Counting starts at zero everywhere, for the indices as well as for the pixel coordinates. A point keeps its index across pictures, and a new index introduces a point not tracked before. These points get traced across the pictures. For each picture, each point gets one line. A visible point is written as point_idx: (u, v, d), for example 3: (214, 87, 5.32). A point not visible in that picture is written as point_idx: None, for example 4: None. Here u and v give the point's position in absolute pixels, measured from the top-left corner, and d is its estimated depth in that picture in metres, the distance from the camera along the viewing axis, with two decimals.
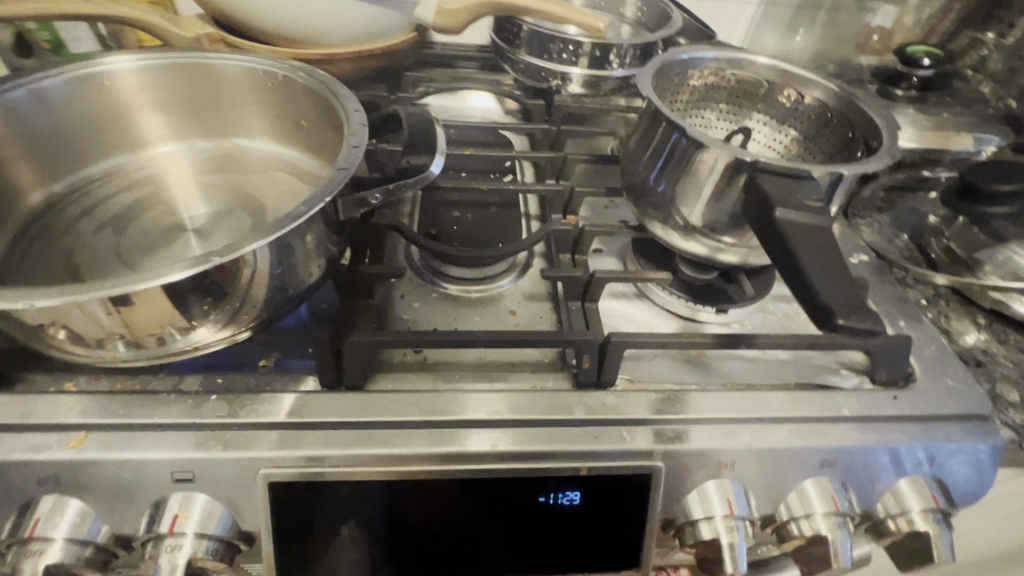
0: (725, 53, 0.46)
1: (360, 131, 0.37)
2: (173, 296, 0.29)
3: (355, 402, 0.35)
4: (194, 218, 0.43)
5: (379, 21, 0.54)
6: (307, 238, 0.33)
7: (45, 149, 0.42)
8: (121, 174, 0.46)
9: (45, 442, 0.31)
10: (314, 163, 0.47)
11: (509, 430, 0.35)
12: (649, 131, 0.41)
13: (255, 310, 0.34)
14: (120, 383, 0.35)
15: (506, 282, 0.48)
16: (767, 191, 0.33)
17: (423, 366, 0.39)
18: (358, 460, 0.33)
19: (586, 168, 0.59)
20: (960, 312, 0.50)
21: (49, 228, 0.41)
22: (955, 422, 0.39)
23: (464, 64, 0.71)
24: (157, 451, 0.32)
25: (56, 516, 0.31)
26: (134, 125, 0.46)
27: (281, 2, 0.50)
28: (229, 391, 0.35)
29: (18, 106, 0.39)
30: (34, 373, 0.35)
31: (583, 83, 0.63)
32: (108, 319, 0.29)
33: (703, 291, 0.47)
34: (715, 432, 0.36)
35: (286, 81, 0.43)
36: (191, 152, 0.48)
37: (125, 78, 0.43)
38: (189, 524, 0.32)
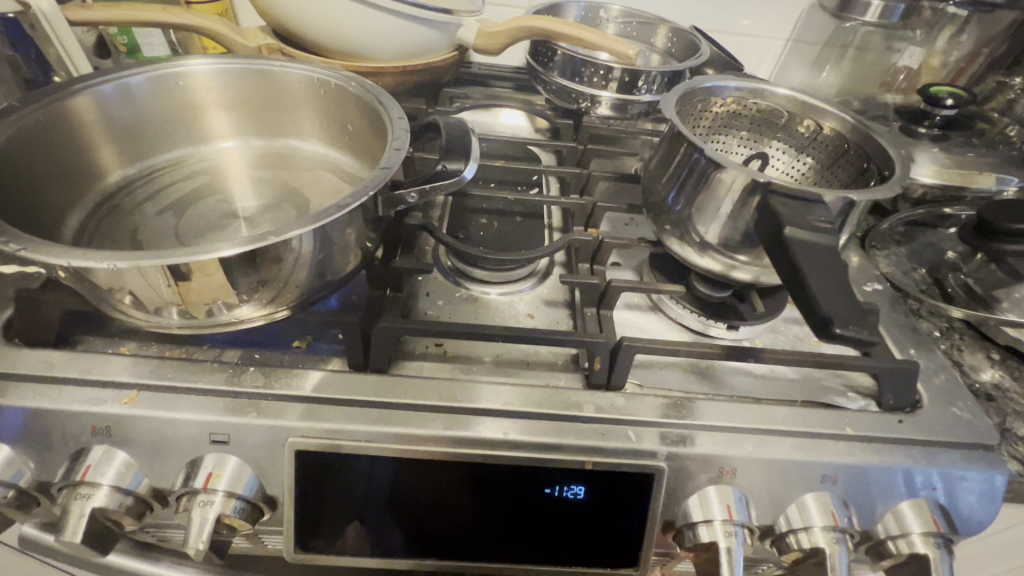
0: (747, 83, 0.48)
1: (403, 136, 0.40)
2: (227, 271, 0.32)
3: (377, 384, 0.38)
4: (245, 208, 0.47)
5: (424, 40, 0.58)
6: (348, 229, 0.36)
7: (123, 138, 0.47)
8: (184, 164, 0.51)
9: (101, 396, 0.35)
10: (357, 165, 0.50)
11: (520, 421, 0.37)
12: (670, 151, 0.44)
13: (295, 291, 0.37)
14: (169, 350, 0.39)
15: (526, 287, 0.50)
16: (778, 210, 0.35)
17: (444, 358, 0.42)
18: (377, 436, 0.36)
19: (609, 187, 0.62)
20: (974, 346, 0.50)
21: (119, 208, 0.45)
22: (959, 449, 0.39)
23: (500, 84, 0.75)
24: (198, 414, 0.35)
25: (104, 464, 0.34)
26: (202, 122, 0.50)
27: (335, 17, 0.54)
28: (265, 364, 0.39)
29: (105, 98, 0.43)
30: (93, 337, 0.39)
31: (611, 106, 0.66)
32: (167, 289, 0.32)
33: (715, 307, 0.48)
34: (719, 439, 0.38)
35: (339, 88, 0.47)
36: (249, 149, 0.53)
37: (199, 79, 0.47)
38: (221, 483, 0.34)
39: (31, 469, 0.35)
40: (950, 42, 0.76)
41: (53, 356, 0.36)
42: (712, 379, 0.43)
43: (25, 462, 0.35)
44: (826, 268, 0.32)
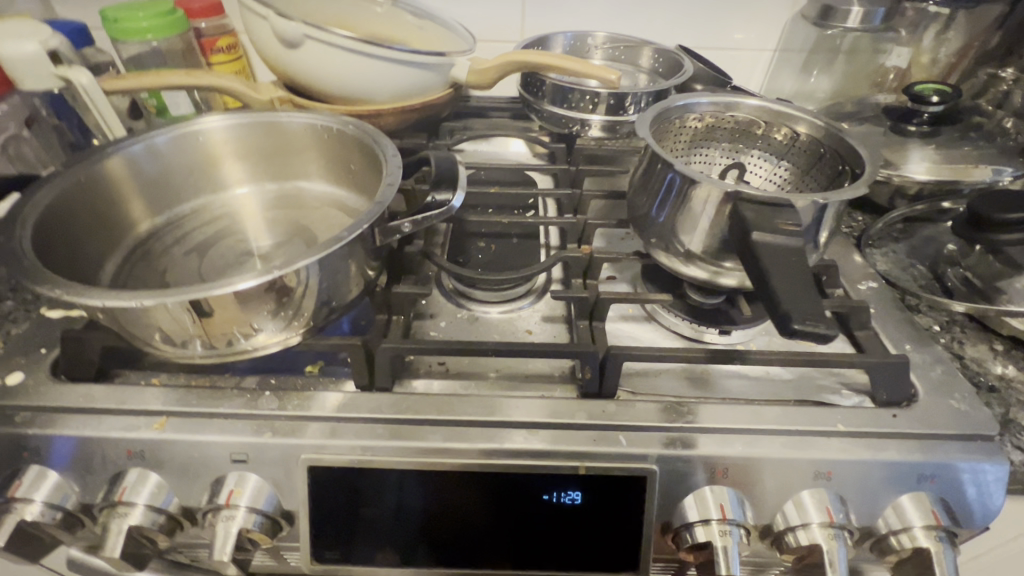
0: (721, 97, 0.50)
1: (395, 172, 0.44)
2: (241, 302, 0.36)
3: (382, 401, 0.41)
4: (260, 246, 0.51)
5: (420, 82, 0.63)
6: (349, 260, 0.40)
7: (151, 191, 0.51)
8: (206, 211, 0.55)
9: (134, 423, 0.38)
10: (359, 200, 0.54)
11: (519, 432, 0.39)
12: (649, 168, 0.46)
13: (305, 318, 0.40)
14: (195, 380, 0.42)
15: (526, 304, 0.53)
16: (747, 217, 0.36)
17: (447, 375, 0.45)
18: (385, 450, 0.38)
19: (603, 204, 0.64)
20: (976, 339, 0.50)
21: (149, 253, 0.50)
22: (957, 441, 0.39)
23: (497, 114, 0.80)
24: (220, 437, 0.38)
25: (139, 485, 0.38)
26: (220, 172, 0.55)
27: (336, 67, 0.59)
28: (280, 388, 0.42)
29: (134, 157, 0.48)
30: (128, 370, 0.43)
31: (602, 127, 0.69)
32: (192, 324, 0.36)
33: (707, 313, 0.50)
34: (712, 441, 0.39)
35: (338, 132, 0.51)
36: (263, 193, 0.57)
37: (216, 134, 0.52)
38: (242, 499, 0.38)
39: (75, 492, 0.39)
40: (937, 40, 0.77)
41: (94, 390, 0.40)
42: (706, 383, 0.45)
43: (71, 486, 0.39)
44: (791, 269, 0.33)
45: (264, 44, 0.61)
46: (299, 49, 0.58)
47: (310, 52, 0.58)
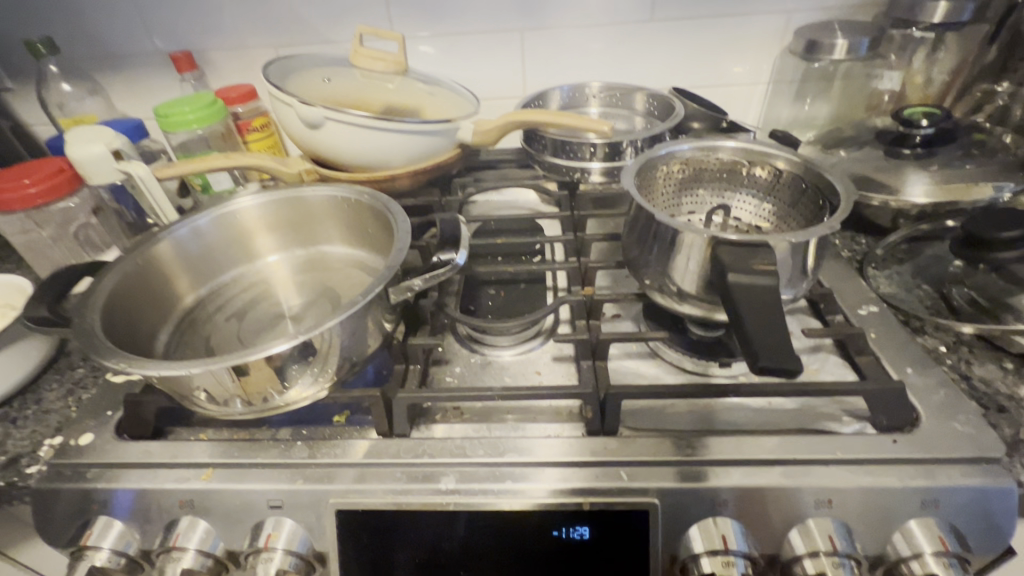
0: (702, 142, 0.54)
1: (404, 236, 0.49)
2: (274, 364, 0.41)
3: (402, 447, 0.44)
4: (291, 308, 0.57)
5: (430, 146, 0.69)
6: (366, 319, 0.44)
7: (196, 267, 0.58)
8: (244, 279, 0.62)
9: (184, 476, 0.43)
10: (376, 258, 0.60)
11: (529, 472, 0.42)
12: (637, 214, 0.49)
13: (330, 373, 0.45)
14: (236, 433, 0.47)
15: (537, 344, 0.56)
16: (723, 259, 0.39)
17: (461, 417, 0.48)
18: (403, 493, 0.42)
19: (606, 245, 0.68)
20: (986, 357, 0.49)
21: (195, 322, 0.56)
22: (960, 464, 0.39)
23: (506, 165, 0.86)
24: (259, 486, 0.42)
25: (190, 531, 0.42)
26: (254, 244, 0.62)
27: (354, 141, 0.66)
28: (311, 438, 0.46)
29: (181, 238, 0.55)
30: (180, 427, 0.49)
31: (602, 173, 0.74)
32: (232, 384, 0.41)
33: (708, 346, 0.52)
34: (710, 473, 0.40)
35: (354, 201, 0.57)
36: (292, 259, 0.63)
37: (249, 212, 0.59)
38: (279, 542, 0.42)
39: (137, 539, 0.44)
40: (928, 61, 0.79)
41: (151, 446, 0.45)
42: (710, 417, 0.47)
43: (132, 534, 0.44)
44: (764, 309, 0.36)
45: (291, 126, 0.68)
46: (321, 129, 0.66)
47: (330, 130, 0.65)
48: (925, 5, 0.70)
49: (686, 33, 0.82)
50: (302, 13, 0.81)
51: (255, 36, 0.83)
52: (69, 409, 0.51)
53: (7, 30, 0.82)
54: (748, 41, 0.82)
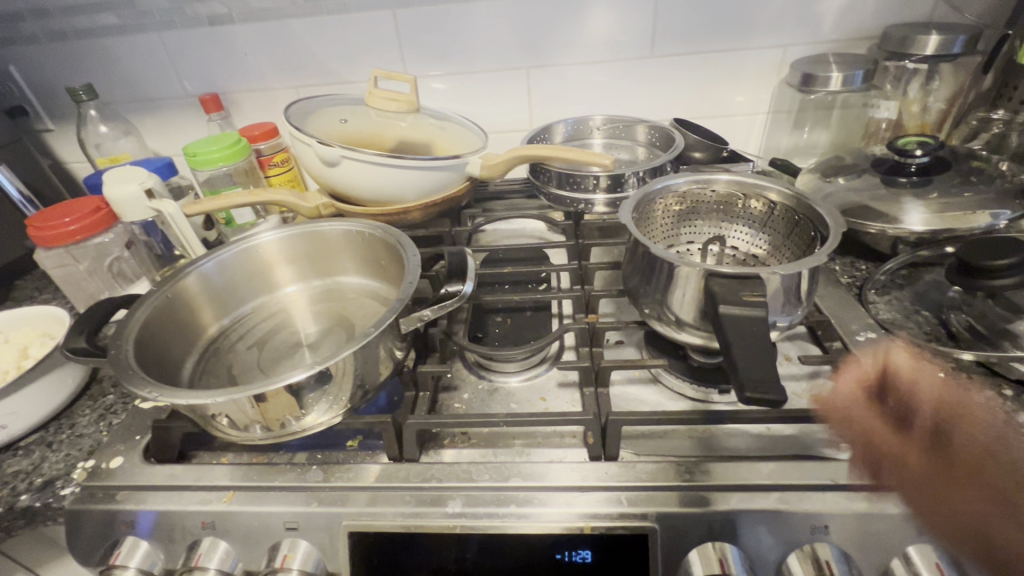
0: (698, 176, 0.56)
1: (414, 269, 0.52)
2: (291, 392, 0.43)
3: (411, 471, 0.46)
4: (308, 335, 0.60)
5: (440, 181, 0.73)
6: (379, 348, 0.47)
7: (221, 297, 0.62)
8: (264, 308, 0.65)
9: (207, 498, 0.46)
10: (389, 289, 0.63)
11: (534, 496, 0.44)
12: (635, 247, 0.52)
13: (344, 399, 0.47)
14: (255, 457, 0.50)
15: (542, 371, 0.58)
16: (715, 290, 0.41)
17: (468, 442, 0.50)
18: (412, 517, 0.44)
19: (610, 274, 0.70)
20: (984, 384, 0.50)
21: (219, 350, 0.59)
22: (956, 491, 0.40)
23: (513, 195, 0.89)
24: (275, 508, 0.45)
25: (211, 552, 0.44)
26: (274, 276, 0.66)
27: (368, 178, 0.70)
28: (326, 462, 0.48)
29: (207, 272, 0.59)
30: (203, 451, 0.51)
31: (606, 204, 0.77)
32: (252, 410, 0.43)
33: (708, 373, 0.54)
34: (708, 498, 0.42)
35: (368, 235, 0.61)
36: (310, 289, 0.67)
37: (270, 245, 0.63)
38: (295, 563, 0.43)
39: (161, 558, 0.46)
40: (923, 91, 0.81)
41: (176, 469, 0.48)
42: (708, 443, 0.48)
43: (157, 554, 0.46)
44: (752, 339, 0.38)
45: (310, 164, 0.73)
46: (337, 167, 0.70)
47: (345, 167, 0.69)
48: (916, 39, 0.73)
49: (685, 68, 0.86)
50: (321, 57, 0.86)
51: (277, 79, 0.88)
52: (100, 433, 0.54)
53: (52, 77, 0.88)
54: (745, 74, 0.86)
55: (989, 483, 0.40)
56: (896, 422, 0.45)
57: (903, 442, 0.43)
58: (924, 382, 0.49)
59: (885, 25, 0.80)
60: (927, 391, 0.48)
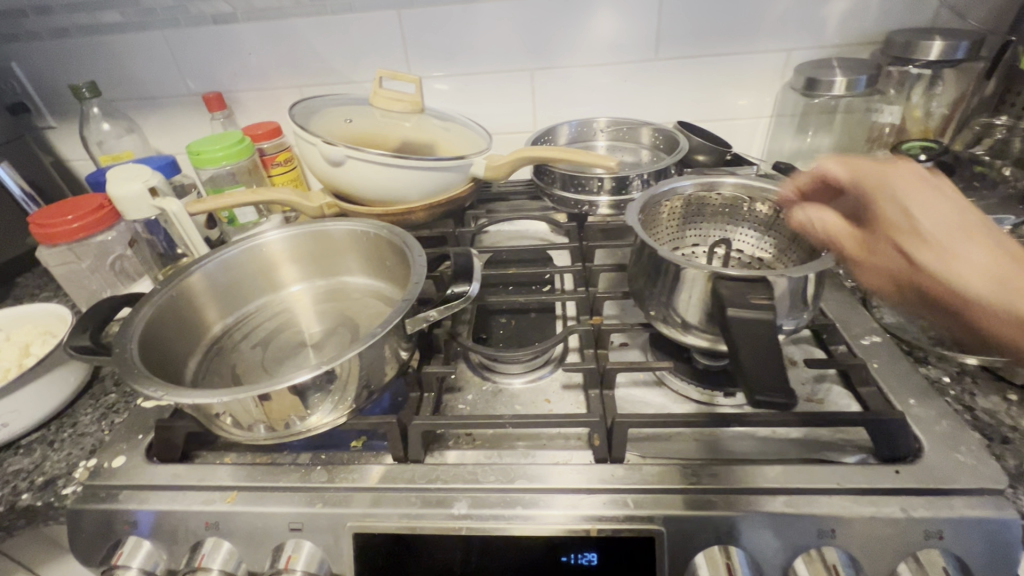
0: (704, 179, 0.56)
1: (420, 270, 0.52)
2: (296, 392, 0.43)
3: (416, 472, 0.46)
4: (312, 335, 0.60)
5: (445, 181, 0.73)
6: (384, 348, 0.47)
7: (225, 296, 0.61)
8: (268, 307, 0.65)
9: (211, 498, 0.46)
10: (394, 290, 0.63)
11: (540, 498, 0.44)
12: (641, 250, 0.51)
13: (350, 400, 0.47)
14: (259, 457, 0.49)
15: (546, 372, 0.58)
16: (723, 293, 0.41)
17: (473, 443, 0.50)
18: (417, 518, 0.43)
19: (614, 276, 0.70)
20: (989, 389, 0.50)
21: (222, 349, 0.58)
22: (963, 496, 0.40)
23: (517, 197, 0.89)
24: (280, 509, 0.44)
25: (214, 552, 0.44)
26: (279, 275, 0.65)
27: (373, 178, 0.70)
28: (330, 463, 0.48)
29: (211, 270, 0.59)
30: (206, 451, 0.51)
31: (610, 206, 0.77)
32: (256, 409, 0.43)
33: (713, 376, 0.54)
34: (715, 502, 0.42)
35: (373, 235, 0.61)
36: (314, 289, 0.67)
37: (275, 244, 0.63)
38: (299, 564, 0.43)
39: (164, 559, 0.46)
40: (927, 96, 0.81)
41: (179, 469, 0.48)
42: (714, 446, 0.48)
43: (160, 554, 0.46)
44: (761, 342, 0.38)
45: (314, 164, 0.72)
46: (342, 166, 0.69)
47: (350, 167, 0.69)
48: (919, 44, 0.73)
49: (688, 72, 0.86)
50: (325, 57, 0.86)
51: (281, 78, 0.88)
52: (102, 433, 0.54)
53: (54, 74, 0.88)
54: (748, 77, 0.86)
55: (953, 198, 0.37)
56: (912, 278, 0.38)
57: (950, 286, 0.36)
58: (947, 214, 0.37)
59: (889, 31, 0.80)
60: (936, 224, 0.36)
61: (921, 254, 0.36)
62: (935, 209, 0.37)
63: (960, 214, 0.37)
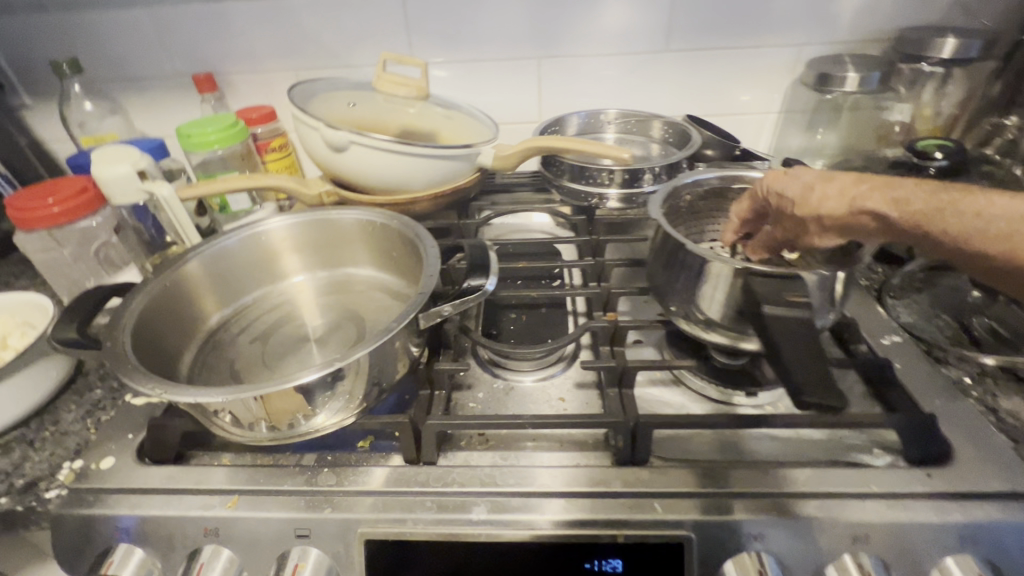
0: (727, 172, 0.56)
1: (435, 262, 0.49)
2: (303, 390, 0.40)
3: (430, 475, 0.44)
4: (316, 330, 0.57)
5: (452, 171, 0.70)
6: (396, 345, 0.44)
7: (223, 287, 0.58)
8: (268, 299, 0.62)
9: (209, 503, 0.43)
10: (402, 283, 0.60)
11: (562, 502, 0.42)
12: (663, 246, 0.49)
13: (359, 399, 0.44)
14: (260, 458, 0.47)
15: (558, 370, 0.56)
16: (757, 291, 0.40)
17: (486, 445, 0.48)
18: (432, 523, 0.41)
19: (625, 272, 0.69)
20: (1010, 390, 0.49)
21: (220, 343, 0.55)
22: (997, 501, 0.39)
23: (521, 188, 0.87)
24: (284, 515, 0.42)
25: (214, 560, 0.41)
26: (280, 265, 0.62)
27: (376, 165, 0.67)
28: (336, 465, 0.45)
29: (209, 259, 0.55)
30: (201, 452, 0.48)
31: (619, 199, 0.75)
32: (258, 408, 0.40)
33: (732, 374, 0.53)
34: (745, 507, 0.40)
35: (383, 225, 0.58)
36: (317, 281, 0.64)
37: (277, 233, 0.60)
38: (306, 572, 0.40)
39: (157, 567, 0.43)
40: (937, 94, 0.81)
41: (174, 471, 0.45)
42: (737, 448, 0.46)
43: (153, 563, 0.42)
44: (801, 341, 0.36)
45: (314, 149, 0.69)
46: (345, 152, 0.66)
47: (354, 153, 0.66)
48: (933, 41, 0.73)
49: (698, 64, 0.84)
50: (324, 38, 0.82)
51: (277, 60, 0.84)
52: (87, 432, 0.50)
53: (30, 49, 0.83)
54: (759, 71, 0.84)
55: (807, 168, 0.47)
56: (811, 229, 0.46)
57: (836, 220, 0.44)
58: (807, 175, 0.46)
59: (900, 28, 0.79)
60: (801, 189, 0.46)
61: (808, 214, 0.45)
62: (795, 180, 0.47)
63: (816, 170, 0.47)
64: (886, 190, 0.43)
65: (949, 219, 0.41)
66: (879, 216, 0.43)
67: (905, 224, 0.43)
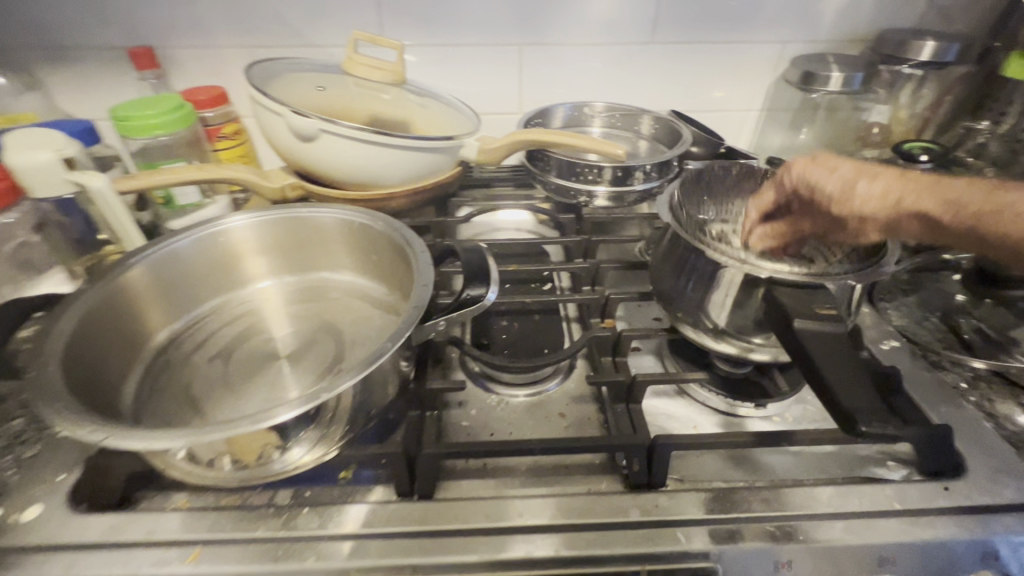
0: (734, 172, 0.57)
1: (428, 269, 0.44)
2: (279, 424, 0.34)
3: (427, 511, 0.39)
4: (286, 343, 0.50)
5: (433, 165, 0.64)
6: (386, 365, 0.39)
7: (173, 296, 0.50)
8: (228, 308, 0.55)
9: (164, 558, 0.36)
10: (383, 290, 0.55)
11: (576, 536, 0.38)
12: (672, 251, 0.46)
13: (342, 430, 0.38)
14: (225, 499, 0.40)
15: (552, 384, 0.52)
16: (786, 302, 0.39)
17: (485, 472, 0.43)
18: (434, 567, 0.37)
19: (616, 274, 0.66)
20: (1005, 395, 0.49)
21: (172, 362, 0.48)
22: (1013, 514, 0.39)
23: (501, 184, 0.82)
24: (259, 567, 0.36)
25: None
26: (241, 269, 0.55)
27: (350, 157, 0.60)
28: (316, 503, 0.40)
29: (155, 264, 0.48)
30: (152, 492, 0.41)
31: (608, 198, 0.72)
32: (222, 445, 0.34)
33: (738, 384, 0.51)
34: (769, 532, 0.38)
35: (364, 225, 0.52)
36: (285, 287, 0.57)
37: (238, 233, 0.52)
38: None
39: None
40: (913, 97, 0.82)
41: (118, 520, 0.38)
42: (750, 465, 0.44)
43: None
44: (837, 354, 0.37)
45: (276, 135, 0.61)
46: (314, 142, 0.59)
47: (324, 143, 0.59)
48: (913, 44, 0.73)
49: (684, 57, 0.82)
50: (283, 13, 0.74)
51: (228, 35, 0.75)
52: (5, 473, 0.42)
53: None
54: (743, 67, 0.83)
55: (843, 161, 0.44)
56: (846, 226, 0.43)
57: (879, 219, 0.42)
58: (844, 169, 0.43)
59: (879, 29, 0.80)
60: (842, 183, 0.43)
61: (849, 212, 0.42)
62: (832, 173, 0.43)
63: (853, 164, 0.44)
64: (933, 189, 0.41)
65: (1005, 220, 0.39)
66: (924, 215, 0.41)
67: (954, 224, 0.41)
